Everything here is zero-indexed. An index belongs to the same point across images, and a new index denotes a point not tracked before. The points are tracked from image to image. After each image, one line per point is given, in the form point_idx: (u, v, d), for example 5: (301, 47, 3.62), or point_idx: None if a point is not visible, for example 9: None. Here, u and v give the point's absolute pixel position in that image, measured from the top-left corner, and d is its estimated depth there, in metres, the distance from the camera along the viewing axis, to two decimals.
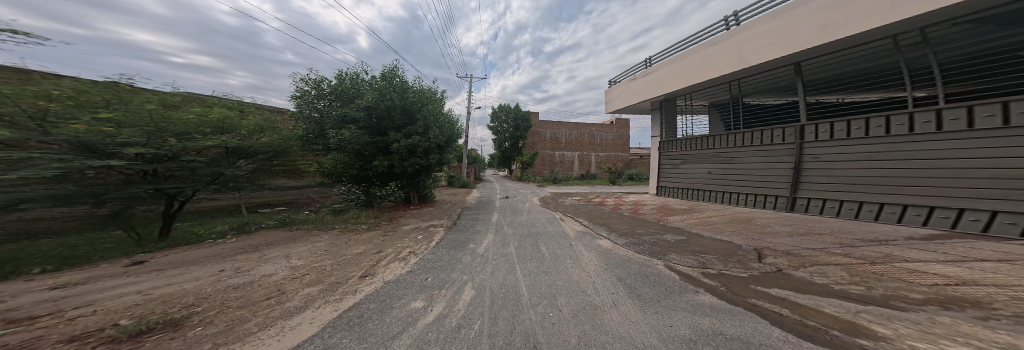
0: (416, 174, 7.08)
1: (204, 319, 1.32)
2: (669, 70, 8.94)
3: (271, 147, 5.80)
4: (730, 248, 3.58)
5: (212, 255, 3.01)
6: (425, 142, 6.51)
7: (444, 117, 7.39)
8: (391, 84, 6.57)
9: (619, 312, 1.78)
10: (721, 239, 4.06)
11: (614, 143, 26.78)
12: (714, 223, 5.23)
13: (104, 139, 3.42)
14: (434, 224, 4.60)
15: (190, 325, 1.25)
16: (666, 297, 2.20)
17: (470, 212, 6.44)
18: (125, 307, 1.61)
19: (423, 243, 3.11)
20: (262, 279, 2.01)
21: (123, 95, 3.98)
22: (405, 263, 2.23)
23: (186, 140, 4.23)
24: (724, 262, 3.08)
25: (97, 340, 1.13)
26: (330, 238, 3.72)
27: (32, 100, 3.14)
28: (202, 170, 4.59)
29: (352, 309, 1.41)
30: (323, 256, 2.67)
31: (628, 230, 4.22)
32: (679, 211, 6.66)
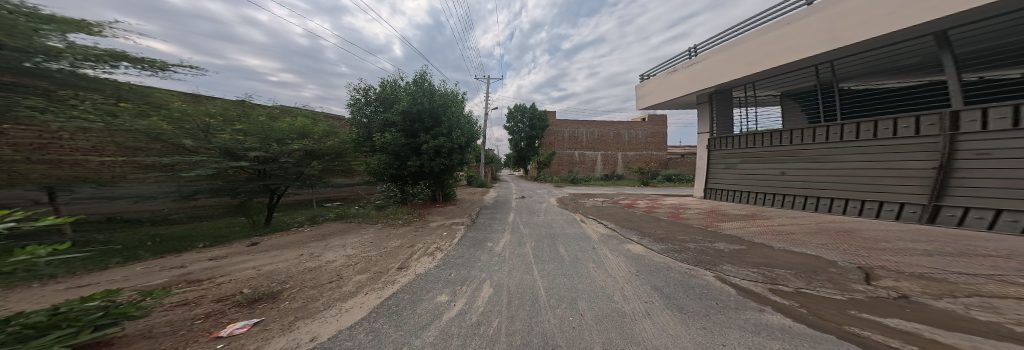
0: (444, 172, 7.53)
1: (290, 294, 1.67)
2: (721, 61, 7.98)
3: (334, 150, 6.14)
4: (815, 264, 2.93)
5: (295, 241, 3.73)
6: (449, 143, 6.89)
7: (466, 118, 7.70)
8: (421, 88, 7.14)
9: (652, 323, 1.65)
10: (804, 253, 3.33)
11: (645, 142, 24.74)
12: (791, 234, 4.32)
13: (236, 145, 4.64)
14: (458, 221, 4.88)
15: (281, 298, 1.61)
16: (716, 312, 1.93)
17: (490, 211, 6.60)
18: (247, 278, 2.14)
19: (449, 240, 3.33)
20: (328, 264, 2.44)
21: (246, 110, 5.26)
22: (434, 258, 2.41)
23: (283, 145, 5.19)
24: (807, 280, 2.53)
25: (229, 304, 1.55)
26: (374, 231, 4.26)
27: (201, 118, 4.51)
28: (291, 169, 5.46)
29: (391, 297, 1.63)
30: (369, 247, 3.08)
31: (667, 236, 3.78)
32: (735, 217, 5.76)
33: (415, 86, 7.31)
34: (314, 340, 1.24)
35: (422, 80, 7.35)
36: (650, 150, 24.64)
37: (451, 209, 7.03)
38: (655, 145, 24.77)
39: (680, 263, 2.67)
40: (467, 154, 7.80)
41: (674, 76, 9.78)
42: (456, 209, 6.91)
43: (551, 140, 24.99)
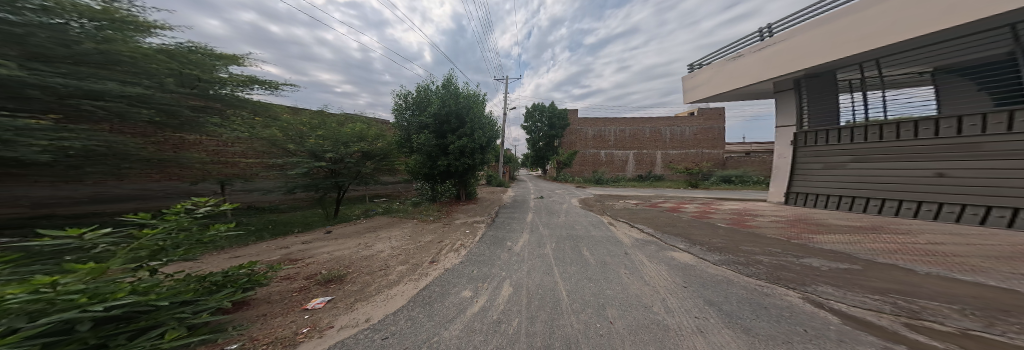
0: (469, 170, 7.84)
1: (351, 278, 2.03)
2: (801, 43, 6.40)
3: (383, 150, 6.42)
4: (993, 297, 2.00)
5: (355, 231, 4.44)
6: (472, 143, 7.21)
7: (487, 119, 7.96)
8: (449, 91, 7.46)
9: (705, 340, 1.35)
10: (967, 282, 2.32)
11: (690, 138, 21.65)
12: (949, 256, 3.02)
13: (319, 147, 5.42)
14: (480, 219, 5.04)
15: (346, 281, 1.98)
16: (805, 342, 1.41)
17: (509, 210, 6.68)
18: (325, 260, 2.67)
19: (472, 237, 3.49)
20: (379, 253, 2.83)
21: (325, 120, 6.29)
22: (460, 255, 2.55)
23: (346, 147, 5.76)
24: (975, 315, 1.74)
25: (313, 281, 1.98)
26: (412, 225, 4.73)
27: (296, 127, 5.55)
28: (353, 168, 5.95)
29: (424, 289, 1.80)
30: (408, 240, 3.45)
31: (725, 246, 3.14)
32: (837, 229, 4.43)
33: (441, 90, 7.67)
34: (365, 321, 1.48)
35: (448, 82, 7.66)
36: (698, 148, 21.38)
37: (475, 208, 7.33)
38: (705, 142, 21.40)
39: (741, 277, 2.19)
40: (489, 153, 7.98)
41: (738, 62, 8.14)
42: (480, 208, 7.06)
43: (573, 139, 23.60)
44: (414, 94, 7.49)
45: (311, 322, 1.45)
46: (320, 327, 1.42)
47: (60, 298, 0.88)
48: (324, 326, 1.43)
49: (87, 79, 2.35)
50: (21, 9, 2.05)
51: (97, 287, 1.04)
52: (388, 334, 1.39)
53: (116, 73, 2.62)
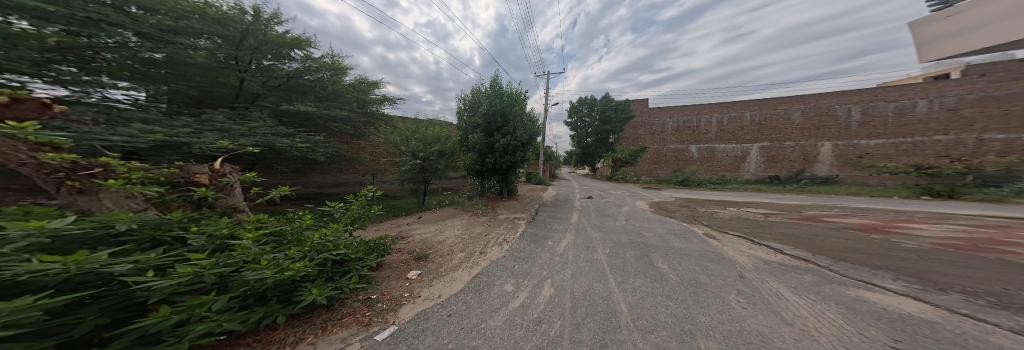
0: (511, 167, 7.13)
1: (433, 260, 2.55)
2: None
3: (442, 150, 7.36)
4: None
5: (439, 216, 5.28)
6: (516, 140, 6.58)
7: (530, 117, 7.23)
8: (494, 89, 6.86)
9: None
10: None
11: (914, 120, 13.02)
12: None
13: (419, 149, 7.10)
14: (524, 215, 4.92)
15: (429, 261, 2.52)
16: None
17: (553, 205, 6.42)
18: (419, 240, 3.44)
19: (516, 232, 3.54)
20: (447, 239, 3.33)
21: (416, 128, 7.92)
22: (511, 253, 2.58)
23: (430, 147, 7.24)
24: None
25: (413, 257, 2.66)
26: (469, 216, 5.10)
27: (402, 137, 7.41)
28: (435, 162, 7.29)
29: (478, 279, 1.99)
30: (466, 230, 3.84)
31: None
32: None
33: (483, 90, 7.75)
34: (436, 298, 1.82)
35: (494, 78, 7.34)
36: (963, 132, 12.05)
37: (522, 202, 7.44)
38: (950, 123, 12.38)
39: None
40: (530, 151, 7.22)
41: None
42: (523, 203, 6.85)
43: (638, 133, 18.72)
44: (470, 96, 7.31)
45: (407, 289, 1.99)
46: (410, 295, 1.91)
47: (325, 244, 1.97)
48: (413, 295, 1.91)
49: (326, 107, 6.73)
50: (315, 73, 6.48)
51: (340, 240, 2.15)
52: (449, 313, 1.66)
53: (337, 102, 7.12)
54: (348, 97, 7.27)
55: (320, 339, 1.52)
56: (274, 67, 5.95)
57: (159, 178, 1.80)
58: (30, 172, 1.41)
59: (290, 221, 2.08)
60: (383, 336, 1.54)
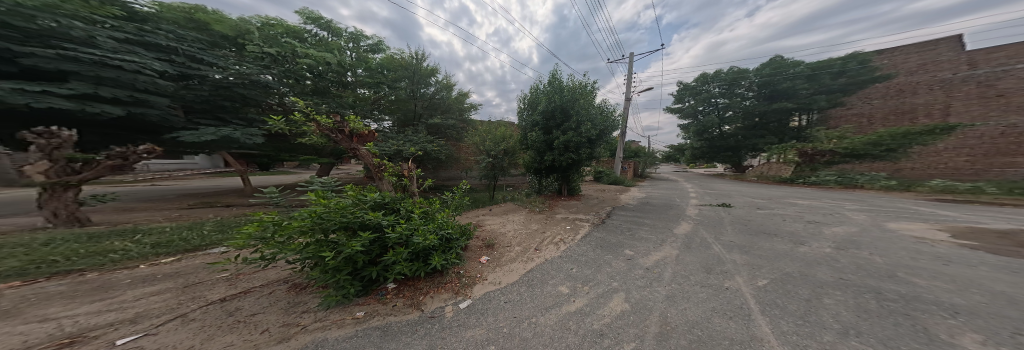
0: (573, 164, 8.44)
1: (496, 249, 3.67)
2: None
3: (505, 147, 9.32)
4: None
5: (508, 209, 7.16)
6: (579, 136, 7.54)
7: (597, 110, 7.99)
8: (554, 87, 7.91)
9: None
10: None
11: None
12: None
13: (491, 148, 9.32)
14: (587, 216, 6.31)
15: (492, 250, 3.61)
16: None
17: (633, 213, 6.89)
18: (491, 229, 4.91)
19: (572, 236, 4.47)
20: (508, 232, 4.73)
21: (489, 131, 9.96)
22: (575, 259, 3.30)
23: (499, 151, 9.33)
24: None
25: (482, 245, 3.85)
26: (525, 214, 6.50)
27: (485, 141, 9.71)
28: (504, 157, 9.44)
29: (552, 276, 2.75)
30: (521, 225, 5.23)
31: None
32: None
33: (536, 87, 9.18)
34: (498, 283, 2.52)
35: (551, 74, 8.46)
36: None
37: (590, 204, 8.44)
38: None
39: None
40: (595, 147, 8.26)
41: None
42: (583, 205, 8.17)
43: (871, 93, 18.32)
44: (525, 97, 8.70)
45: (479, 274, 2.82)
46: (481, 280, 2.65)
47: (443, 226, 2.77)
48: (483, 280, 2.65)
49: (445, 113, 12.47)
50: (441, 96, 12.23)
51: (452, 225, 2.95)
52: (516, 300, 2.19)
53: (454, 116, 12.62)
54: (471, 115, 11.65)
55: (434, 295, 2.38)
56: (426, 93, 11.96)
57: (392, 169, 3.51)
58: (370, 165, 3.48)
59: (437, 202, 3.13)
60: (464, 305, 2.19)
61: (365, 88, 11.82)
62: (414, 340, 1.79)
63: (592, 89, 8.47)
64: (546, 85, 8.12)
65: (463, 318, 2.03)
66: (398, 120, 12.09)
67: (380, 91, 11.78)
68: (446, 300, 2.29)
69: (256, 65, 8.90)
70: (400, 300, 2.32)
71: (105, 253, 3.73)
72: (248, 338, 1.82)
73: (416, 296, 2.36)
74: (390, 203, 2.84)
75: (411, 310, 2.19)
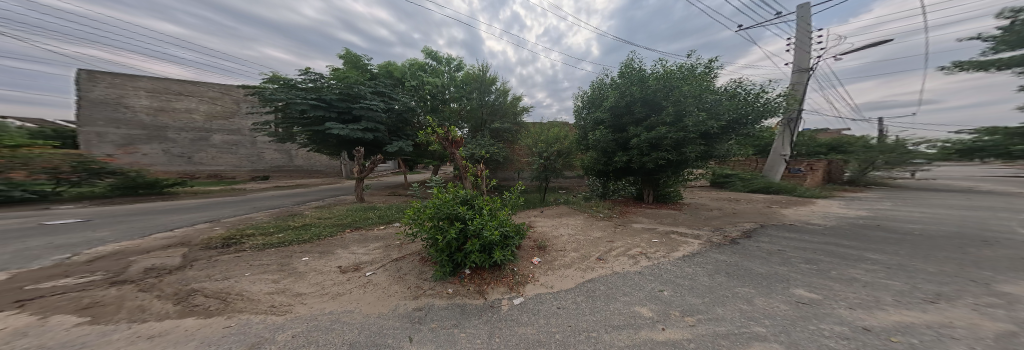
0: (661, 167, 7.05)
1: (549, 252, 3.64)
2: None
3: (563, 148, 10.25)
4: None
5: (566, 211, 7.00)
6: (686, 134, 6.10)
7: (710, 96, 6.22)
8: (629, 78, 6.82)
9: None
10: None
11: None
12: None
13: (545, 148, 10.22)
14: (702, 233, 4.91)
15: (544, 253, 3.59)
16: None
17: (798, 236, 4.66)
18: (541, 231, 4.85)
19: (668, 252, 3.67)
20: (561, 235, 4.51)
21: (562, 134, 10.61)
22: (671, 281, 2.65)
23: (559, 154, 10.28)
24: None
25: (534, 245, 3.89)
26: (584, 218, 6.04)
27: (548, 144, 10.32)
28: (560, 155, 10.31)
29: (630, 293, 2.37)
30: (579, 231, 4.84)
31: None
32: None
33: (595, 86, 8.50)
34: (551, 288, 2.56)
35: (628, 63, 7.26)
36: None
37: (709, 217, 6.47)
38: None
39: None
40: (700, 146, 6.33)
41: None
42: (685, 215, 6.67)
43: None
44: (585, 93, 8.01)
45: (532, 274, 2.93)
46: (533, 281, 2.75)
47: (506, 225, 2.97)
48: (535, 281, 2.75)
49: (510, 118, 13.94)
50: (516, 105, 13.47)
51: (513, 225, 3.13)
52: (575, 308, 2.08)
53: (515, 121, 14.07)
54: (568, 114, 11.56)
55: (493, 287, 2.62)
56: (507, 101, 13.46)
57: (471, 170, 4.09)
58: (458, 167, 4.21)
59: (499, 200, 3.36)
60: (518, 302, 2.33)
61: (482, 92, 13.63)
62: (478, 324, 2.01)
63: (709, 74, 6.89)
64: (622, 74, 7.17)
65: (516, 315, 2.10)
66: (471, 127, 13.86)
67: (463, 104, 13.71)
68: (503, 293, 2.50)
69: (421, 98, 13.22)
70: (470, 286, 2.66)
71: (368, 218, 6.38)
72: (402, 290, 2.71)
73: (485, 284, 2.66)
74: (471, 199, 3.21)
75: (477, 297, 2.46)
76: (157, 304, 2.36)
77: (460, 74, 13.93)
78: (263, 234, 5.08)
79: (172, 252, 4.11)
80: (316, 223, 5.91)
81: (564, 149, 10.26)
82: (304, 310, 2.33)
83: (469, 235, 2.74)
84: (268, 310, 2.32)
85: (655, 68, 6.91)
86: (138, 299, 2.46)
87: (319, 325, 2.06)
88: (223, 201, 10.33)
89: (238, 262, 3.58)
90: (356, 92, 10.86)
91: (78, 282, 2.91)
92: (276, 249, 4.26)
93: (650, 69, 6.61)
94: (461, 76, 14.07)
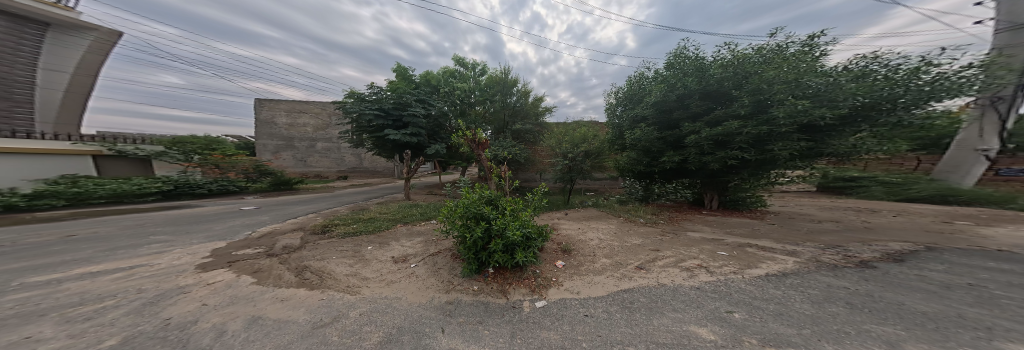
0: (731, 167, 6.09)
1: (573, 255, 3.54)
2: None
3: (595, 148, 9.88)
4: None
5: (597, 215, 6.67)
6: (771, 127, 4.94)
7: (816, 78, 4.76)
8: (681, 68, 6.43)
9: None
10: None
11: None
12: None
13: (573, 148, 9.92)
14: (802, 249, 3.69)
15: (569, 257, 3.48)
16: None
17: (982, 261, 3.14)
18: (566, 234, 4.65)
19: (742, 269, 2.93)
20: (590, 240, 4.30)
21: (595, 135, 10.32)
22: (747, 303, 2.07)
23: (590, 156, 9.96)
24: None
25: (557, 248, 3.81)
26: (619, 223, 5.67)
27: (587, 142, 10.06)
28: (591, 154, 9.91)
29: (683, 310, 2.00)
30: (613, 237, 4.50)
31: None
32: None
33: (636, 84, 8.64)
34: (576, 293, 2.47)
35: (678, 53, 6.93)
36: None
37: (810, 230, 4.95)
38: None
39: None
40: (801, 142, 4.94)
41: None
42: (771, 225, 5.36)
43: None
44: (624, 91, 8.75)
45: (556, 277, 2.87)
46: (557, 285, 2.69)
47: (529, 227, 2.97)
48: (559, 286, 2.68)
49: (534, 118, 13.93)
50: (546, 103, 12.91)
51: (536, 227, 3.13)
52: (607, 318, 1.96)
53: (538, 123, 14.07)
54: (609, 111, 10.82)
55: (515, 288, 2.63)
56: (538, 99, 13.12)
57: (495, 171, 4.17)
58: (483, 168, 4.31)
59: (522, 201, 3.35)
60: (540, 305, 2.29)
61: (516, 94, 13.81)
62: (501, 324, 2.03)
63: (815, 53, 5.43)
64: (670, 67, 6.94)
65: (538, 318, 2.08)
66: (494, 129, 14.19)
67: (488, 106, 14.09)
68: (525, 295, 2.50)
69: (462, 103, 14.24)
70: (493, 285, 2.71)
71: (413, 214, 6.90)
72: (437, 283, 2.87)
73: (509, 285, 2.67)
74: (496, 199, 3.25)
75: (499, 296, 2.50)
76: (287, 274, 3.28)
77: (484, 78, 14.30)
78: (343, 224, 5.93)
79: (298, 234, 5.39)
80: (379, 217, 6.56)
81: (596, 149, 9.90)
82: (368, 292, 2.75)
83: (493, 235, 2.78)
84: (344, 289, 2.83)
85: (718, 55, 6.21)
86: (279, 268, 3.48)
87: (376, 308, 2.39)
88: (326, 195, 12.67)
89: (329, 247, 4.41)
90: (405, 100, 12.04)
91: (253, 252, 4.24)
92: (353, 238, 5.01)
93: (711, 59, 6.10)
94: (485, 80, 14.51)
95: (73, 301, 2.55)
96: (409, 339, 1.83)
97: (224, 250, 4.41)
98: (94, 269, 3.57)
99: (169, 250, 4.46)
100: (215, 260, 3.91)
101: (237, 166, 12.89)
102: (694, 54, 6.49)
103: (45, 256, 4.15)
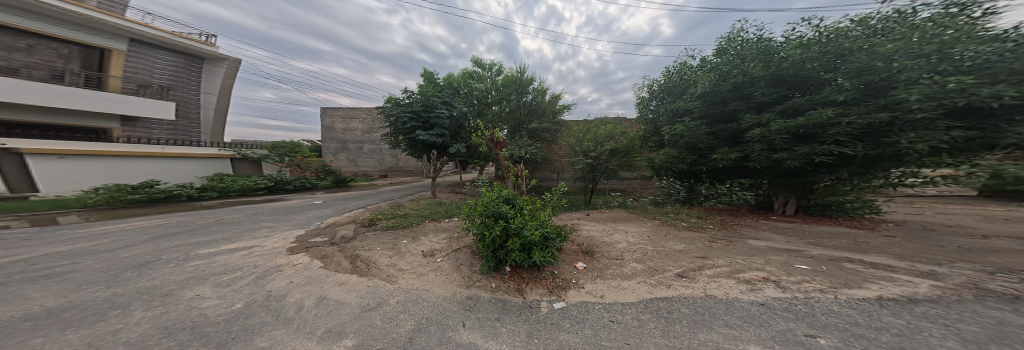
0: (821, 165, 5.08)
1: (597, 258, 3.42)
2: None
3: (624, 146, 9.45)
4: None
5: (624, 217, 6.35)
6: (882, 118, 3.83)
7: (974, 46, 3.50)
8: (738, 53, 5.95)
9: None
10: None
11: None
12: None
13: (592, 146, 9.52)
14: (954, 272, 2.68)
15: (591, 259, 3.36)
16: None
17: None
18: (588, 237, 4.42)
19: (833, 288, 2.34)
20: (618, 243, 4.10)
21: (622, 133, 9.86)
22: (839, 328, 1.64)
23: (619, 155, 9.56)
24: None
25: (576, 249, 3.70)
26: (654, 226, 5.35)
27: (621, 139, 9.66)
28: (618, 152, 9.50)
29: (740, 327, 1.76)
30: (644, 242, 4.21)
31: None
32: None
33: (678, 75, 8.47)
34: (601, 298, 2.38)
35: (733, 37, 6.52)
36: None
37: (971, 249, 3.57)
38: None
39: None
40: (950, 130, 3.61)
41: None
42: (892, 239, 4.21)
43: None
44: (662, 84, 8.82)
45: (575, 280, 2.79)
46: (577, 288, 2.60)
47: (547, 227, 2.91)
48: (579, 289, 2.59)
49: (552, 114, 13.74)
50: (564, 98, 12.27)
51: (552, 228, 3.05)
52: (637, 326, 1.85)
53: (555, 121, 13.81)
54: (640, 107, 10.35)
55: (532, 288, 2.60)
56: None
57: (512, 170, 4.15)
58: (502, 167, 4.34)
59: (539, 201, 3.30)
60: (558, 306, 2.25)
61: (536, 91, 13.61)
62: (517, 322, 2.03)
63: (974, 13, 3.89)
64: (728, 53, 6.39)
65: (557, 320, 2.03)
66: (510, 128, 14.21)
67: (504, 105, 14.17)
68: (542, 295, 2.46)
69: (486, 103, 14.48)
70: (510, 283, 2.71)
71: (439, 212, 7.14)
72: (463, 278, 2.96)
73: (525, 285, 2.65)
74: (513, 198, 3.23)
75: (516, 295, 2.50)
76: (342, 261, 3.59)
77: (500, 78, 14.29)
78: (386, 218, 6.33)
79: (349, 226, 5.89)
80: (410, 214, 6.84)
81: (623, 147, 9.44)
82: (404, 283, 2.90)
83: (511, 234, 2.78)
84: (383, 278, 3.02)
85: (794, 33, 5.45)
86: (338, 255, 3.84)
87: (407, 298, 2.51)
88: (372, 192, 13.83)
89: (374, 239, 4.73)
90: (431, 103, 12.53)
91: (322, 240, 4.73)
92: (391, 231, 5.34)
93: (781, 41, 5.46)
94: (501, 79, 14.54)
95: (217, 271, 3.34)
96: (434, 330, 1.89)
97: (303, 237, 5.00)
98: (227, 246, 4.43)
99: (272, 234, 5.25)
100: (297, 245, 4.45)
101: (312, 166, 14.65)
102: (755, 35, 5.91)
103: (199, 235, 5.24)
